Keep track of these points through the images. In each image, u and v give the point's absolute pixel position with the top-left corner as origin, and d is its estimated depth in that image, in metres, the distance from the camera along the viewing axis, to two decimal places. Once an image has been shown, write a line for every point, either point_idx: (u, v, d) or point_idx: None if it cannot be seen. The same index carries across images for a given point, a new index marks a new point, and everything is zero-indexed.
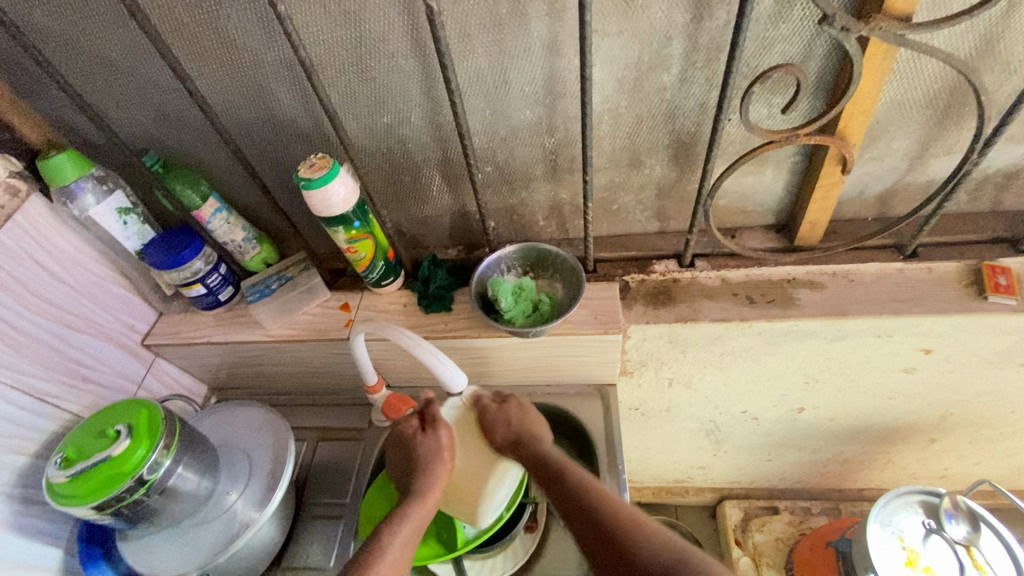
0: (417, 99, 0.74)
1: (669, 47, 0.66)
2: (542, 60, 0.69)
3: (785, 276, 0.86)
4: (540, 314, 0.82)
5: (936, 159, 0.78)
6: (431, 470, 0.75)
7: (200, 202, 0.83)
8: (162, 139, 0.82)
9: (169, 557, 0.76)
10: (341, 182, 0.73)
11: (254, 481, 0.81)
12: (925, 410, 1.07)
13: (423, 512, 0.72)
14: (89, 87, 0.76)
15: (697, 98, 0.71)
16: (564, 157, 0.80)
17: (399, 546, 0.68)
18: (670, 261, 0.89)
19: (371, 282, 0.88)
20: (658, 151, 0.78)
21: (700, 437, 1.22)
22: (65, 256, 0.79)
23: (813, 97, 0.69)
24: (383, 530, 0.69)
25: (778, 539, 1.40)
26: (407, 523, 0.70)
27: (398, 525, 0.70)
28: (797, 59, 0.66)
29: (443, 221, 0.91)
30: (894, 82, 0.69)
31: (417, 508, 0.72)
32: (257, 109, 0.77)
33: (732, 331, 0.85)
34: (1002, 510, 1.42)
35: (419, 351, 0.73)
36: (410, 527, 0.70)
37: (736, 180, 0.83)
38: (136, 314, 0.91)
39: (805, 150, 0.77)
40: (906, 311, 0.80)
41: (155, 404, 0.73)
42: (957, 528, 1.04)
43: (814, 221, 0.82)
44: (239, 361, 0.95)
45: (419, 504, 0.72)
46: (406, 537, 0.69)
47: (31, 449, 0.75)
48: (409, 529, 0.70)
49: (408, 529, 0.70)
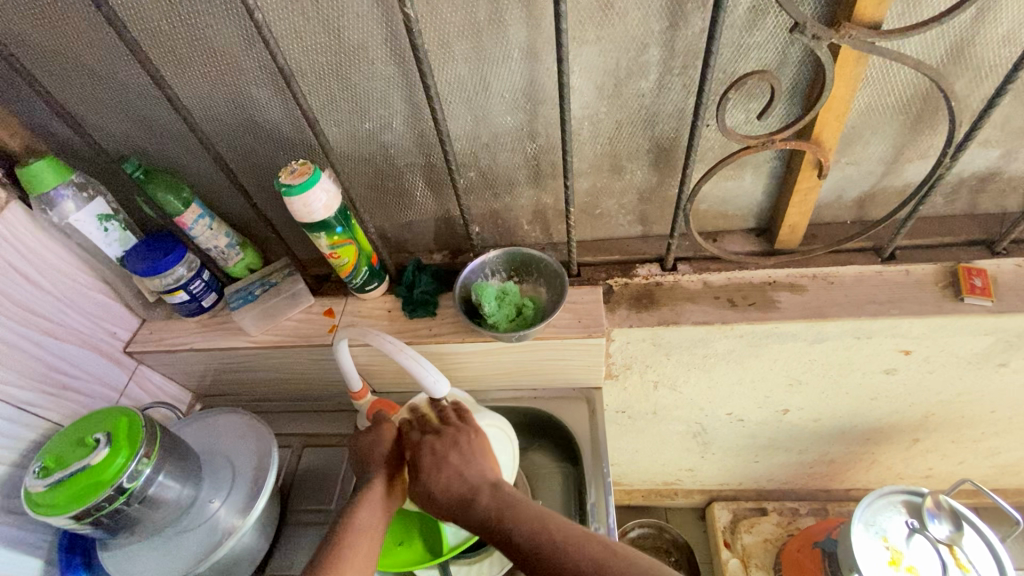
0: (398, 104, 0.74)
1: (646, 54, 0.67)
2: (520, 66, 0.69)
3: (766, 279, 0.86)
4: (524, 318, 0.83)
5: (911, 163, 0.79)
6: (376, 466, 0.75)
7: (182, 209, 0.82)
8: (144, 145, 0.82)
9: (151, 567, 0.75)
10: (322, 189, 0.73)
11: (236, 488, 0.80)
12: (908, 410, 1.09)
13: (376, 500, 0.73)
14: (67, 94, 0.76)
15: (675, 104, 0.72)
16: (546, 162, 0.81)
17: (363, 534, 0.70)
18: (653, 265, 0.90)
19: (354, 287, 0.88)
20: (639, 156, 0.79)
21: (687, 439, 1.22)
22: (46, 264, 0.79)
23: (789, 103, 0.70)
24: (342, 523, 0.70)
25: (767, 541, 1.40)
26: (365, 507, 0.72)
27: (354, 514, 0.71)
28: (772, 65, 0.67)
29: (427, 225, 0.92)
30: (868, 88, 0.70)
31: (370, 497, 0.73)
32: (238, 115, 0.77)
33: (714, 333, 0.86)
34: (986, 508, 1.44)
35: (401, 358, 0.73)
36: (370, 515, 0.72)
37: (716, 185, 0.83)
38: (118, 321, 0.90)
39: (783, 154, 0.78)
40: (885, 313, 0.81)
41: (135, 412, 0.73)
42: (939, 527, 1.05)
43: (793, 225, 0.83)
44: (223, 368, 0.95)
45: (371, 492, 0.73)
46: (368, 523, 0.71)
47: (10, 458, 0.74)
48: (369, 515, 0.71)
49: (369, 516, 0.71)
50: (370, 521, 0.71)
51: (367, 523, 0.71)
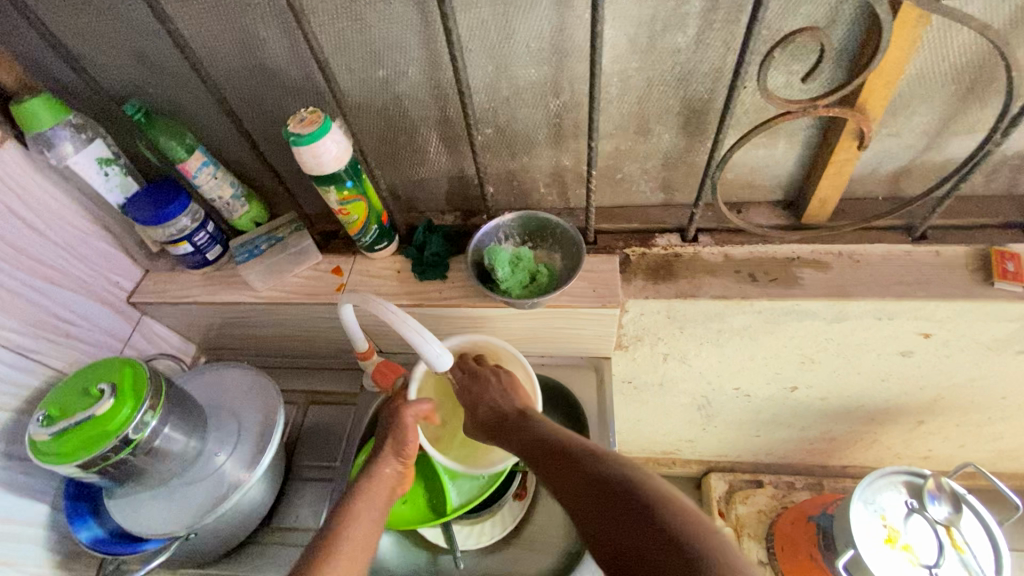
0: (415, 51, 0.69)
1: (686, 5, 0.62)
2: (549, 13, 0.64)
3: (789, 254, 0.83)
4: (538, 284, 0.80)
5: (955, 138, 0.74)
6: (379, 467, 0.72)
7: (185, 155, 0.79)
8: (146, 87, 0.78)
9: (157, 516, 0.75)
10: (333, 140, 0.69)
11: (242, 442, 0.80)
12: (918, 393, 1.08)
13: (377, 492, 0.71)
14: (64, 27, 0.71)
15: (712, 63, 0.68)
16: (569, 121, 0.76)
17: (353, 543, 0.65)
18: (673, 235, 0.87)
19: (363, 246, 0.85)
20: (667, 118, 0.75)
21: (690, 411, 1.22)
22: (44, 209, 0.76)
23: (835, 67, 0.66)
24: (345, 512, 0.67)
25: (760, 511, 1.42)
26: (374, 498, 0.70)
27: (354, 505, 0.68)
28: (822, 22, 0.62)
29: (440, 184, 0.88)
30: (922, 53, 0.65)
31: (374, 487, 0.71)
32: (244, 57, 0.72)
33: (732, 308, 0.83)
34: (981, 489, 1.45)
35: (403, 329, 0.71)
36: (370, 508, 0.69)
37: (747, 153, 0.79)
38: (121, 271, 0.88)
39: (821, 123, 0.74)
40: (911, 294, 0.78)
41: (139, 363, 0.72)
42: (938, 509, 1.06)
43: (824, 198, 0.79)
44: (228, 322, 0.93)
45: (376, 481, 0.71)
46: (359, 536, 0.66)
47: (13, 405, 0.73)
48: (368, 507, 0.69)
49: (368, 509, 0.69)
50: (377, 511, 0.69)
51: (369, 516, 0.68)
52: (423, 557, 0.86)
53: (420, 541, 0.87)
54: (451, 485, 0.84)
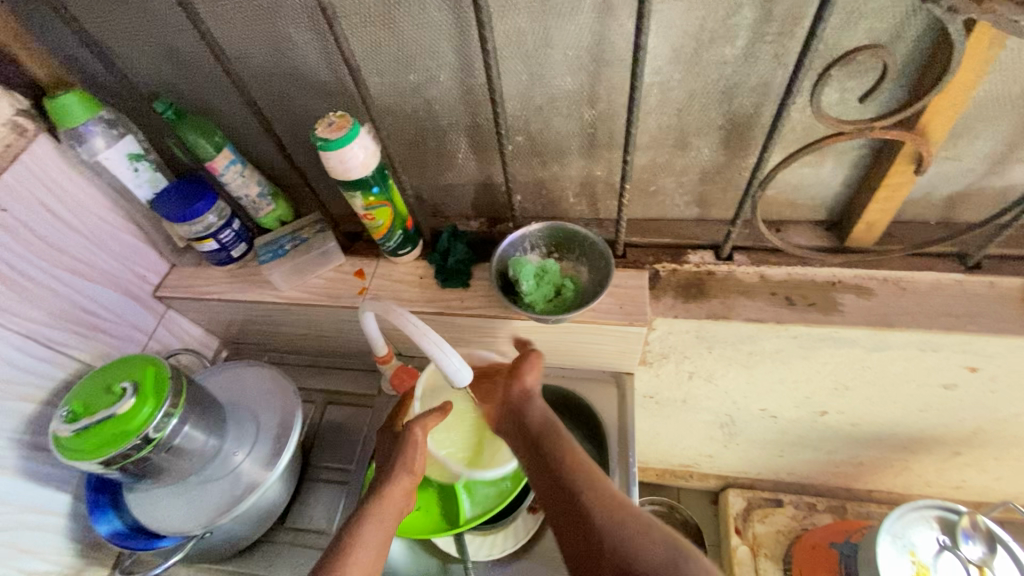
0: (447, 56, 0.67)
1: (736, 16, 0.58)
2: (589, 21, 0.61)
3: (829, 278, 0.79)
4: (562, 299, 0.78)
5: (1020, 164, 0.69)
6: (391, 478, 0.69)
7: (213, 153, 0.78)
8: (175, 83, 0.77)
9: (175, 512, 0.76)
10: (361, 145, 0.68)
11: (260, 443, 0.80)
12: (956, 424, 1.02)
13: (385, 512, 0.67)
14: (98, 23, 0.71)
15: (760, 77, 0.64)
16: (603, 131, 0.73)
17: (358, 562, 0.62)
18: (707, 252, 0.83)
19: (387, 250, 0.83)
20: (708, 132, 0.71)
21: (712, 428, 1.18)
22: (75, 203, 0.76)
23: (896, 85, 0.61)
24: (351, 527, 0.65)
25: (779, 532, 1.38)
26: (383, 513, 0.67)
27: (362, 529, 0.65)
28: (885, 38, 0.57)
29: (467, 189, 0.86)
30: (993, 74, 0.60)
31: (382, 505, 0.68)
32: (275, 57, 0.71)
33: (765, 332, 0.79)
34: (1013, 523, 1.39)
35: (424, 342, 0.69)
36: (378, 527, 0.66)
37: (791, 170, 0.75)
38: (149, 265, 0.89)
39: (873, 143, 0.69)
40: (961, 328, 0.74)
41: (162, 362, 0.72)
42: (972, 548, 1.01)
43: (871, 222, 0.75)
44: (251, 319, 0.93)
45: (387, 499, 0.68)
46: (363, 556, 0.63)
47: (39, 396, 0.74)
48: (376, 529, 0.66)
49: (375, 529, 0.65)
50: (389, 521, 0.67)
51: (375, 535, 0.65)
52: (434, 566, 0.85)
53: (432, 550, 0.86)
54: (465, 496, 0.83)
